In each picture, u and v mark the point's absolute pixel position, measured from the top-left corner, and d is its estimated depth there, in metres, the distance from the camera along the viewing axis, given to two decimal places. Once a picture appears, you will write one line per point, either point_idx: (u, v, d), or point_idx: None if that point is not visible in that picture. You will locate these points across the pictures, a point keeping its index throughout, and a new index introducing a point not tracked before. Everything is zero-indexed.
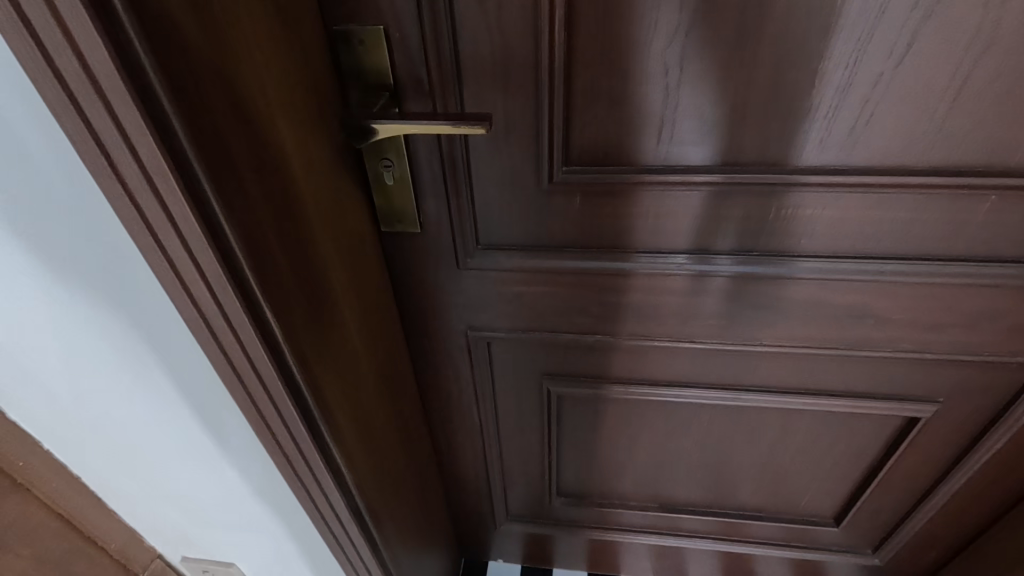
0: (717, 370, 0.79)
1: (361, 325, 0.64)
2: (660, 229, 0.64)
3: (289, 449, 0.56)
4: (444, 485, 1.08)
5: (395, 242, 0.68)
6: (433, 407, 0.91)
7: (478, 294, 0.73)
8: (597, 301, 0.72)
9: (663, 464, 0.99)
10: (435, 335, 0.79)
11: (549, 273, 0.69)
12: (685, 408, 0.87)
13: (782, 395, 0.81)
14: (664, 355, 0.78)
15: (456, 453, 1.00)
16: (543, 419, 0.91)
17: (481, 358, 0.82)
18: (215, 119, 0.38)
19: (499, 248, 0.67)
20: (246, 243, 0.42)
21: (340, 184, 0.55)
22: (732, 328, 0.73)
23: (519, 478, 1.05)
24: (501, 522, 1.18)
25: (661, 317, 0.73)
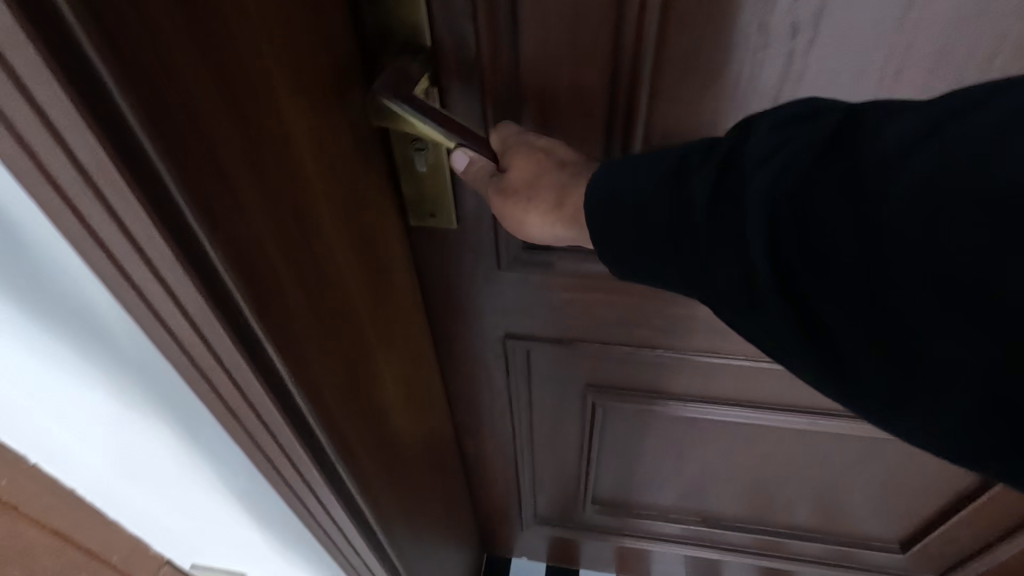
0: (792, 390, 0.69)
1: (389, 350, 0.55)
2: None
3: (308, 500, 0.46)
4: (469, 488, 1.01)
5: (427, 241, 0.57)
6: (459, 413, 0.82)
7: (520, 300, 0.62)
8: (661, 314, 0.61)
9: (713, 480, 0.89)
10: (468, 341, 0.69)
11: (606, 279, 0.58)
12: (746, 428, 0.77)
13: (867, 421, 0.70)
14: (733, 373, 0.68)
15: (483, 458, 0.92)
16: (584, 430, 0.81)
17: (521, 369, 0.72)
18: (211, 141, 0.28)
19: (549, 251, 0.56)
20: (240, 268, 0.31)
21: (365, 193, 0.45)
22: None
23: (550, 485, 0.97)
24: (528, 526, 1.11)
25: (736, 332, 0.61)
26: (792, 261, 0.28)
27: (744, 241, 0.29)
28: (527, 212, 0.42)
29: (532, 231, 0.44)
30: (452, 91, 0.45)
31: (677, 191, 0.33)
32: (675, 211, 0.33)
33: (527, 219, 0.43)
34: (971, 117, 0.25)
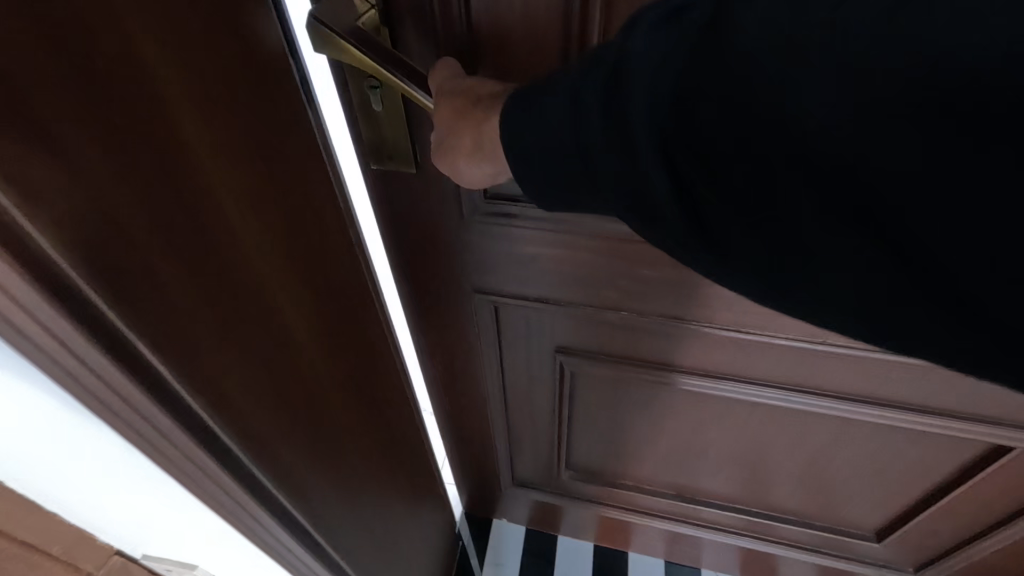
0: (763, 364, 0.67)
1: (323, 338, 0.52)
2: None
3: (221, 503, 0.41)
4: (448, 443, 1.02)
5: (388, 185, 0.57)
6: (433, 366, 0.83)
7: (484, 253, 0.62)
8: (627, 274, 0.60)
9: (687, 453, 0.88)
10: (438, 295, 0.69)
11: (568, 234, 0.57)
12: (718, 400, 0.76)
13: (839, 402, 0.67)
14: (702, 342, 0.66)
15: (461, 415, 0.92)
16: (555, 393, 0.81)
17: (492, 326, 0.72)
18: (32, 110, 0.24)
19: (510, 200, 0.55)
20: (86, 242, 0.27)
21: (275, 160, 0.42)
22: (791, 321, 0.59)
23: (526, 447, 0.98)
24: (507, 487, 1.12)
25: (703, 298, 0.60)
26: (677, 170, 0.30)
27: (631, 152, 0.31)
28: (464, 155, 0.42)
29: (470, 174, 0.44)
30: (402, 28, 0.44)
31: (575, 108, 0.33)
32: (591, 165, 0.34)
33: (465, 162, 0.42)
34: (806, 15, 0.25)
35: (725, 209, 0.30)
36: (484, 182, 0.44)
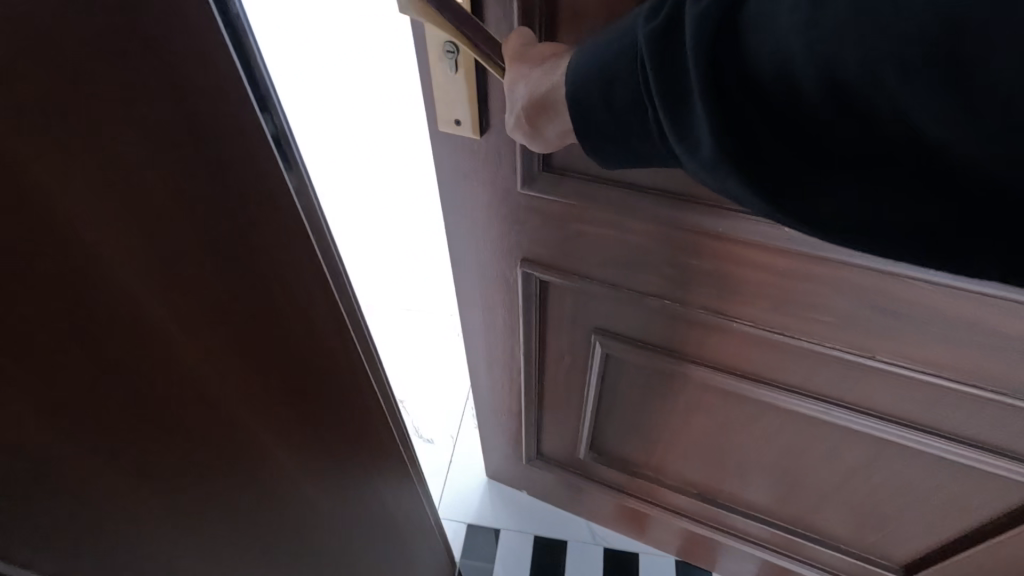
0: (802, 372, 0.65)
1: (285, 415, 0.45)
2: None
3: None
4: (480, 406, 1.06)
5: (453, 146, 0.59)
6: (475, 329, 0.86)
7: (535, 224, 0.63)
8: (674, 259, 0.60)
9: (713, 452, 0.88)
10: (487, 260, 0.72)
11: (619, 215, 0.58)
12: (752, 402, 0.75)
13: (880, 422, 0.65)
14: (743, 340, 0.65)
15: (495, 381, 0.96)
16: (586, 373, 0.82)
17: (536, 300, 0.73)
18: None
19: (569, 173, 0.57)
20: None
21: (236, 242, 0.36)
22: (839, 330, 0.57)
23: (554, 422, 1.00)
24: (530, 460, 1.15)
25: (746, 295, 0.59)
26: (738, 111, 0.30)
27: (684, 93, 0.31)
28: (537, 116, 0.43)
29: (542, 134, 0.44)
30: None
31: (635, 54, 0.34)
32: (644, 119, 0.36)
33: (536, 122, 0.43)
34: None
35: (774, 167, 0.31)
36: (555, 143, 0.45)
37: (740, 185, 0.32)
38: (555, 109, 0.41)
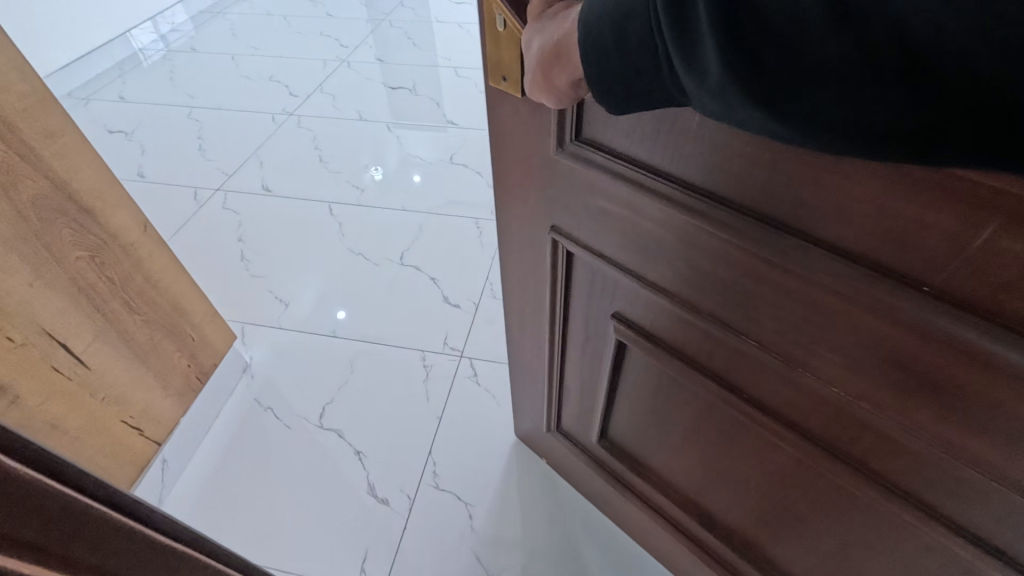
0: (807, 414, 0.60)
1: None
2: (800, 199, 0.46)
3: None
4: (514, 364, 1.11)
5: (503, 106, 0.63)
6: (513, 285, 0.90)
7: (566, 193, 0.65)
8: (688, 259, 0.58)
9: (715, 477, 0.83)
10: (527, 219, 0.75)
11: (639, 198, 0.57)
12: (756, 435, 0.70)
13: (880, 497, 0.57)
14: (751, 363, 0.62)
15: (526, 341, 0.99)
16: (603, 357, 0.82)
17: (561, 269, 0.75)
18: None
19: (596, 149, 0.58)
20: None
21: None
22: (851, 376, 0.52)
23: (572, 398, 1.01)
24: (548, 429, 1.18)
25: (755, 311, 0.56)
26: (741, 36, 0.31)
27: (692, 19, 0.33)
28: (549, 66, 0.45)
29: (553, 85, 0.46)
30: None
31: None
32: (655, 58, 0.37)
33: (549, 72, 0.45)
34: None
35: (781, 92, 0.32)
36: (569, 94, 0.46)
37: (750, 105, 0.33)
38: (564, 59, 0.43)
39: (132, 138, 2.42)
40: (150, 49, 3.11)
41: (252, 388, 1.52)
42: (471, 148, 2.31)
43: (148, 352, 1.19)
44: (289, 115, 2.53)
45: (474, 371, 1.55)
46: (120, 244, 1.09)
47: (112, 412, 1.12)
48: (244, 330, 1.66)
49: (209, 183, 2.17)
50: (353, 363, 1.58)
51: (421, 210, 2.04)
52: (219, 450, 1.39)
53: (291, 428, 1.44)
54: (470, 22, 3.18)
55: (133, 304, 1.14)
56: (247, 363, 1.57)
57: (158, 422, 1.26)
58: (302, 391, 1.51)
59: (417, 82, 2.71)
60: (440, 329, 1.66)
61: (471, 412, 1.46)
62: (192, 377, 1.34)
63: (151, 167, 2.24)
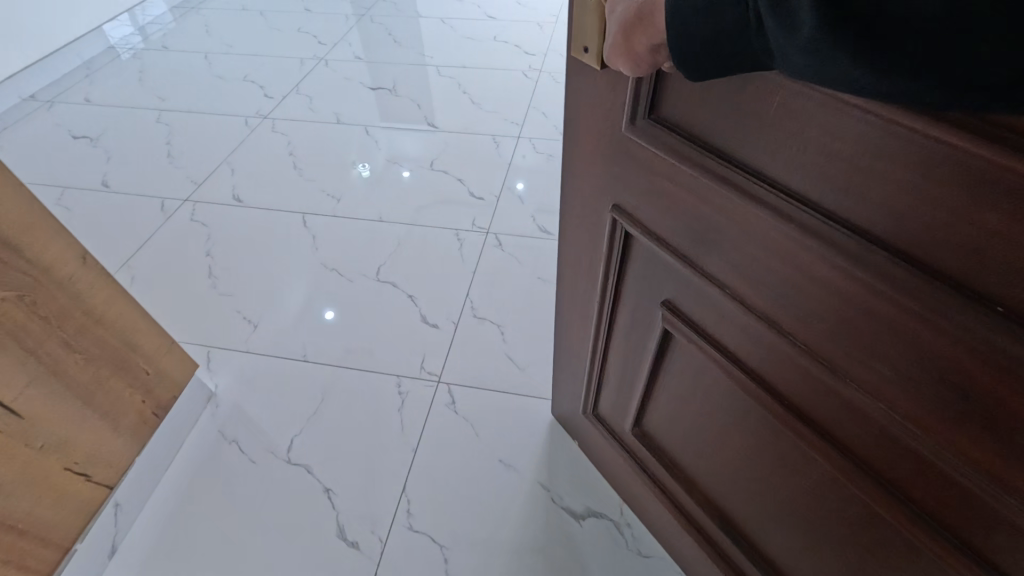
0: (841, 422, 0.58)
1: None
2: (873, 199, 0.44)
3: None
4: (559, 341, 1.13)
5: (587, 82, 0.64)
6: (568, 260, 0.92)
7: (629, 170, 0.66)
8: (746, 251, 0.57)
9: (741, 482, 0.82)
10: (590, 194, 0.76)
11: (701, 182, 0.57)
12: (790, 444, 0.68)
13: (906, 514, 0.56)
14: (794, 368, 0.60)
15: (574, 318, 1.00)
16: (648, 345, 0.82)
17: (616, 248, 0.76)
18: None
19: (666, 126, 0.58)
20: None
21: None
22: (899, 394, 0.50)
23: (612, 383, 1.02)
24: (584, 412, 1.19)
25: (803, 308, 0.55)
26: None
27: None
28: (631, 29, 0.45)
29: (633, 50, 0.47)
30: None
31: None
32: (747, 19, 0.37)
33: (630, 36, 0.46)
34: None
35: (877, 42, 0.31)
36: (647, 60, 0.47)
37: (844, 58, 0.32)
38: (647, 20, 0.44)
39: (98, 143, 2.35)
40: (121, 45, 3.06)
41: (217, 418, 1.45)
42: (451, 151, 2.26)
43: (93, 392, 1.13)
44: (263, 116, 2.48)
45: (452, 398, 1.48)
46: (52, 280, 1.02)
47: (51, 459, 1.05)
48: (209, 355, 1.59)
49: (178, 192, 2.10)
50: (324, 387, 1.51)
51: (400, 221, 1.96)
52: (181, 487, 1.32)
53: (257, 462, 1.36)
54: (454, 18, 3.18)
55: (71, 342, 1.07)
56: (212, 391, 1.49)
57: (110, 464, 1.19)
58: (275, 410, 1.46)
59: (397, 82, 2.66)
60: (418, 351, 1.59)
61: (451, 450, 1.38)
62: (147, 414, 1.27)
63: (116, 177, 2.18)
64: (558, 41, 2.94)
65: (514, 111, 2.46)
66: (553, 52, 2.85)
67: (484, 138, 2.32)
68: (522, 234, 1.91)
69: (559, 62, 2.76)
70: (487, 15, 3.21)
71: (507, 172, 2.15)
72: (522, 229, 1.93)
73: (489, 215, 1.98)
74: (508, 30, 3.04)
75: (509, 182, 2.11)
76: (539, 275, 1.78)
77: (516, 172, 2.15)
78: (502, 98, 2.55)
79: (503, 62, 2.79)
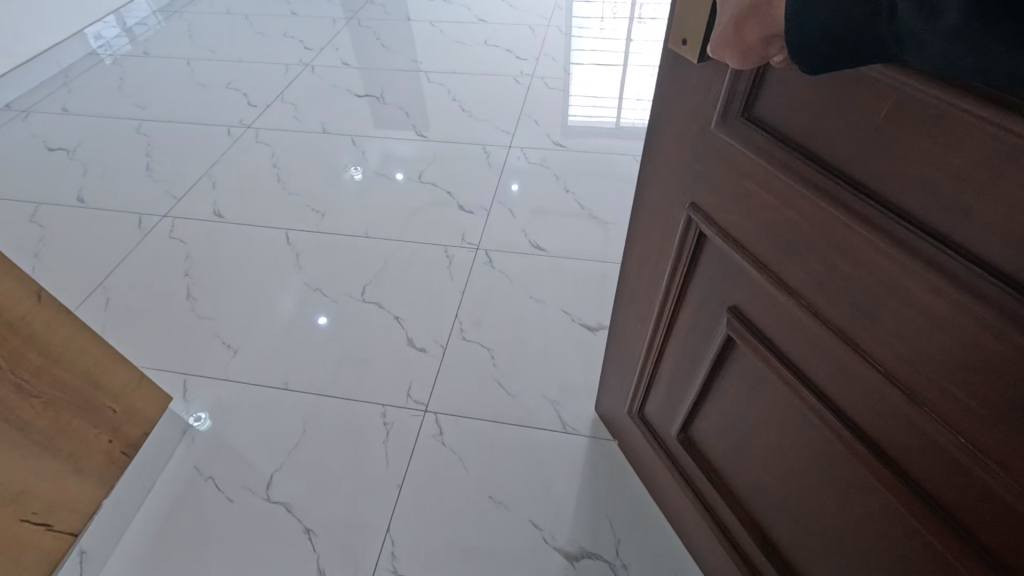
0: (901, 445, 0.57)
1: None
2: (970, 214, 0.43)
3: None
4: (613, 335, 1.14)
5: (682, 82, 0.65)
6: (635, 253, 0.93)
7: (712, 169, 0.67)
8: (821, 252, 0.57)
9: (786, 499, 0.81)
10: (669, 190, 0.77)
11: (787, 185, 0.57)
12: (843, 463, 0.66)
13: (962, 547, 0.54)
14: (851, 377, 0.59)
15: (631, 313, 1.02)
16: (709, 346, 0.82)
17: (689, 245, 0.77)
18: None
19: (757, 126, 0.58)
20: None
21: None
22: (973, 419, 0.48)
23: (661, 383, 1.02)
24: (628, 409, 1.19)
25: (876, 320, 0.54)
26: None
27: None
28: (743, 19, 0.45)
29: (744, 41, 0.46)
30: None
31: None
32: (877, 12, 0.35)
33: (741, 27, 0.45)
34: None
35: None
36: (756, 51, 0.46)
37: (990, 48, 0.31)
38: (762, 10, 0.43)
39: (70, 157, 2.24)
40: (102, 51, 2.99)
41: (192, 454, 1.35)
42: (441, 161, 2.20)
43: (53, 437, 1.02)
44: (245, 126, 2.41)
45: (440, 429, 1.39)
46: (1, 322, 0.91)
47: (6, 512, 0.94)
48: (185, 384, 1.49)
49: (156, 209, 2.01)
50: (307, 416, 1.42)
51: (387, 239, 1.88)
52: (155, 531, 1.23)
53: (234, 500, 1.28)
54: (442, 21, 3.15)
55: (26, 387, 0.96)
56: (188, 424, 1.39)
57: (75, 511, 1.08)
58: (257, 438, 1.38)
59: (385, 89, 2.62)
60: (406, 376, 1.50)
61: (439, 496, 1.28)
62: (116, 454, 1.15)
63: (92, 192, 2.08)
64: (549, 47, 2.90)
65: (504, 119, 2.42)
66: (545, 56, 2.83)
67: (474, 148, 2.26)
68: (511, 249, 1.84)
69: (552, 68, 2.73)
70: (477, 18, 3.18)
71: (502, 174, 2.14)
72: (511, 243, 1.86)
73: (480, 231, 1.90)
74: (497, 35, 3.01)
75: (504, 185, 2.09)
76: (530, 294, 1.70)
77: (511, 172, 2.14)
78: (494, 105, 2.50)
79: (498, 67, 2.75)
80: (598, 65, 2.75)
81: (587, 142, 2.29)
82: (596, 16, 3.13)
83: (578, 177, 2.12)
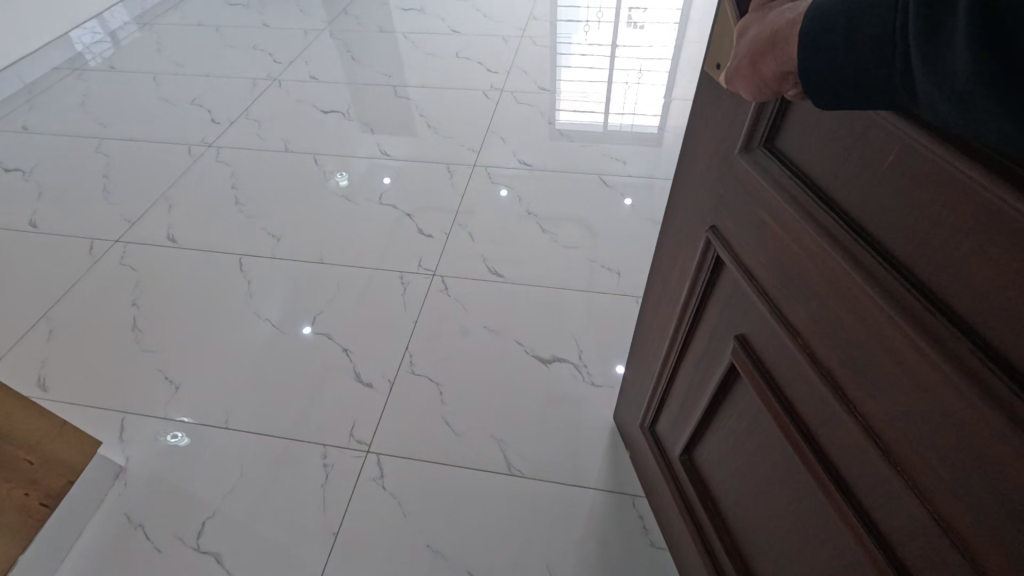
0: (878, 504, 0.51)
1: None
2: (963, 270, 0.38)
3: None
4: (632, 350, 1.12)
5: (710, 106, 0.65)
6: (659, 269, 0.92)
7: (732, 195, 0.64)
8: (815, 289, 0.53)
9: (772, 540, 0.76)
10: (694, 212, 0.75)
11: (794, 217, 0.53)
12: (825, 515, 0.61)
13: None
14: (837, 426, 0.55)
15: (650, 329, 1.00)
16: (715, 372, 0.79)
17: (706, 269, 0.74)
18: None
19: (778, 158, 0.56)
20: None
21: None
22: (950, 494, 0.42)
23: (672, 402, 1.00)
24: (640, 423, 1.17)
25: (861, 367, 0.49)
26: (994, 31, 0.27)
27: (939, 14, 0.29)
28: (760, 54, 0.42)
29: (759, 74, 0.44)
30: None
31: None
32: (888, 63, 0.33)
33: (757, 60, 0.43)
34: None
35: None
36: (772, 86, 0.44)
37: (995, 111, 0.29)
38: (780, 46, 0.40)
39: (26, 180, 2.26)
40: (68, 66, 3.01)
41: (124, 499, 1.34)
42: (404, 179, 2.17)
43: None
44: (207, 145, 2.41)
45: (380, 471, 1.37)
46: None
47: None
48: (122, 422, 1.48)
49: (108, 234, 2.02)
50: (249, 456, 1.41)
51: (339, 266, 1.86)
52: None
53: (165, 549, 1.26)
54: (413, 32, 3.10)
55: None
56: (121, 467, 1.38)
57: None
58: (193, 478, 1.37)
59: (350, 105, 2.59)
60: (346, 417, 1.47)
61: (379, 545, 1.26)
62: (35, 505, 1.13)
63: (46, 217, 2.10)
64: (522, 57, 2.83)
65: (470, 135, 2.38)
66: (516, 68, 2.76)
67: (438, 167, 2.22)
68: (471, 277, 1.80)
69: (522, 81, 2.67)
70: (449, 29, 3.12)
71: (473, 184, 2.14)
72: (471, 270, 1.82)
73: (437, 257, 1.87)
74: (471, 46, 2.96)
75: (491, 194, 2.10)
76: (483, 325, 1.67)
77: (485, 180, 2.16)
78: (460, 120, 2.46)
79: (466, 79, 2.71)
80: (584, 71, 2.70)
81: (557, 155, 2.25)
82: (578, 20, 3.06)
83: (549, 190, 2.10)
